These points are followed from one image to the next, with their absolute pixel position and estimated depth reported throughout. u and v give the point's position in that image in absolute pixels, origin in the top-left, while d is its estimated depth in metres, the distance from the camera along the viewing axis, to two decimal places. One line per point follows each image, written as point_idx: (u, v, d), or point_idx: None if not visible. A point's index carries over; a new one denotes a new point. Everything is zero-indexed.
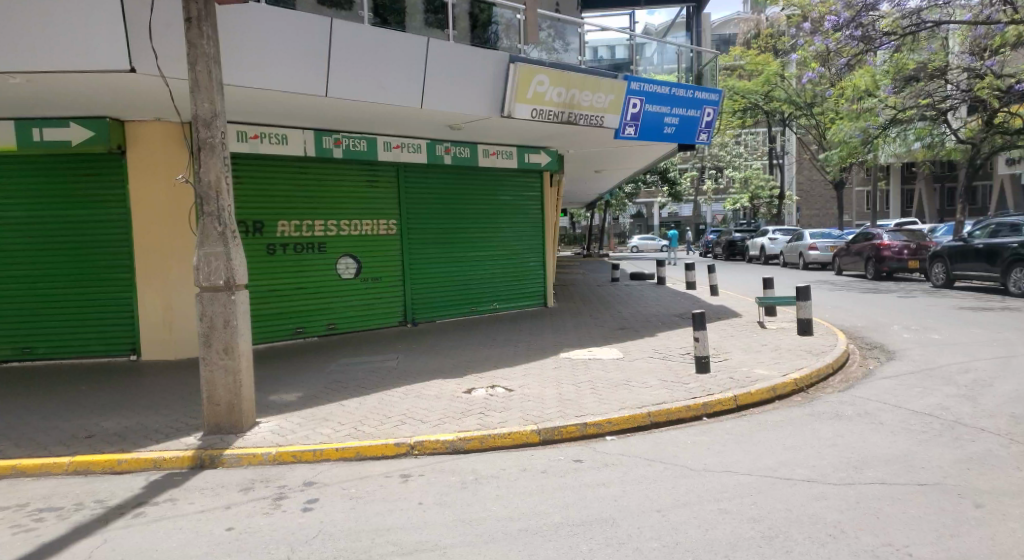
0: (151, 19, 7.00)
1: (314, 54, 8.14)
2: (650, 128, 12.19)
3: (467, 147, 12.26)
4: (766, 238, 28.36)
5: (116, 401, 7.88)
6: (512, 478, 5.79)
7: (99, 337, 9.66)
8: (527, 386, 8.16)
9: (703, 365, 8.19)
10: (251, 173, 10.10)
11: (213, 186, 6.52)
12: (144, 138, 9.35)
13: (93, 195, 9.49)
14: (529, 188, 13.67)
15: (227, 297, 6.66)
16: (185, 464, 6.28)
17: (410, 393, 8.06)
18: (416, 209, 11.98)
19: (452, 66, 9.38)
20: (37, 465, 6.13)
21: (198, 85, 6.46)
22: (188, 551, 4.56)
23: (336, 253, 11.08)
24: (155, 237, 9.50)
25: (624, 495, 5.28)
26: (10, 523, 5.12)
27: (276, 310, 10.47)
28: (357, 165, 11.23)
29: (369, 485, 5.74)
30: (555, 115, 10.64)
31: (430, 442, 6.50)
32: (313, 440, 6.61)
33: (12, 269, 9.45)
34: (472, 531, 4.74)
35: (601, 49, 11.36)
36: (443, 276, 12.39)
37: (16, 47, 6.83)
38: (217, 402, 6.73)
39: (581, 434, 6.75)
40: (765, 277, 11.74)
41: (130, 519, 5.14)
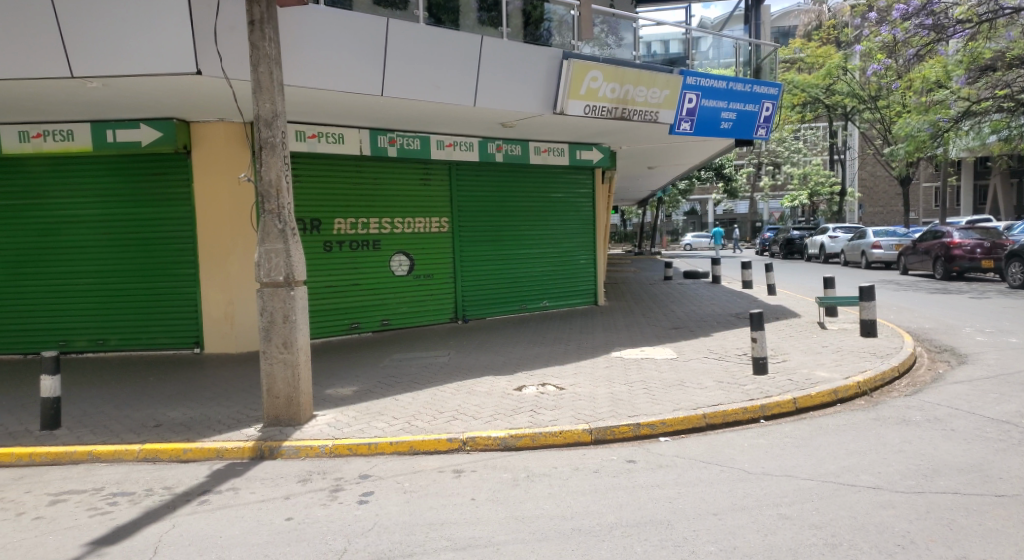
0: (216, 23, 7.21)
1: (370, 54, 8.26)
2: (706, 123, 11.95)
3: (519, 144, 12.28)
4: (826, 236, 27.52)
5: (182, 393, 8.17)
6: (565, 476, 5.77)
7: (165, 331, 10.05)
8: (579, 385, 8.12)
9: (760, 367, 7.99)
10: (309, 172, 10.33)
11: (273, 186, 6.68)
12: (209, 139, 9.68)
13: (161, 195, 9.86)
14: (580, 186, 13.60)
15: (286, 293, 6.83)
16: (246, 455, 6.48)
17: (462, 390, 8.12)
18: (467, 208, 12.06)
19: (504, 64, 9.38)
20: (110, 452, 6.40)
21: (260, 87, 6.63)
22: (250, 539, 4.70)
23: (390, 250, 11.24)
24: (218, 234, 9.82)
25: (680, 497, 5.20)
26: (87, 506, 5.37)
27: (333, 306, 10.67)
28: (411, 164, 11.37)
29: (422, 480, 5.81)
30: (609, 111, 10.54)
31: (482, 438, 6.53)
32: (367, 434, 6.73)
33: (87, 264, 9.92)
34: (526, 528, 4.75)
35: (655, 44, 11.19)
36: (494, 274, 12.45)
37: (92, 52, 7.14)
38: (276, 396, 6.92)
39: (634, 435, 6.69)
40: (826, 277, 11.34)
41: (196, 507, 5.33)
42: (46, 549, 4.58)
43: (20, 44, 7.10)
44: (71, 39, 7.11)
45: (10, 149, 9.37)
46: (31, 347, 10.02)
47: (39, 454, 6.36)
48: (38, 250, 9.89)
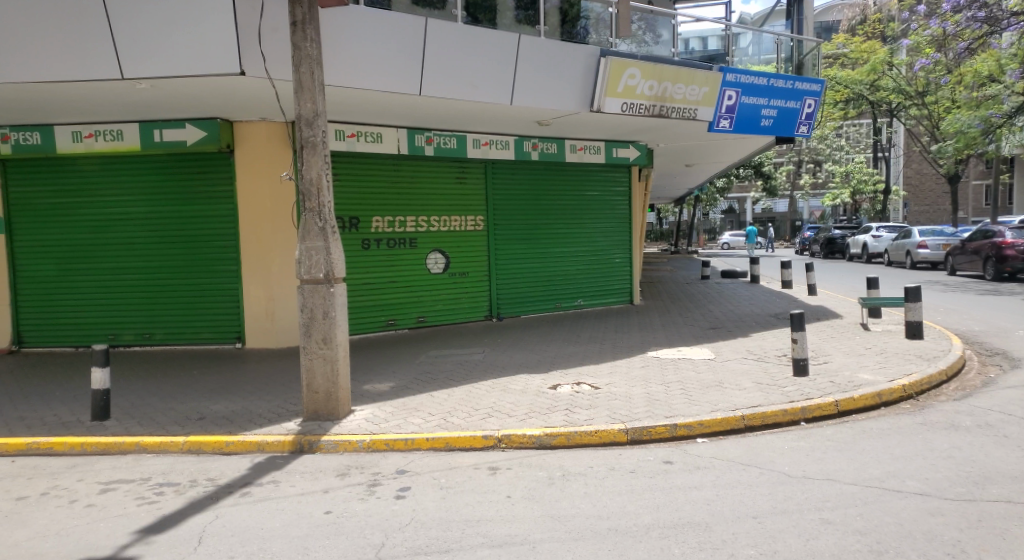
0: (259, 24, 7.35)
1: (408, 54, 8.34)
2: (746, 120, 11.79)
3: (555, 142, 12.28)
4: (869, 235, 26.86)
5: (224, 387, 8.36)
6: (601, 476, 5.75)
7: (208, 326, 10.29)
8: (615, 385, 8.08)
9: (801, 368, 7.84)
10: (347, 171, 10.46)
11: (314, 184, 6.79)
12: (251, 138, 9.88)
13: (205, 193, 10.10)
14: (616, 184, 13.52)
15: (326, 290, 6.94)
16: (286, 449, 6.60)
17: (497, 387, 8.15)
18: (503, 206, 12.09)
19: (542, 62, 9.38)
20: (157, 443, 6.58)
21: (302, 86, 6.74)
22: (291, 531, 4.79)
23: (426, 248, 11.33)
24: (259, 232, 10.00)
25: (718, 499, 5.14)
26: (135, 495, 5.53)
27: (370, 303, 10.79)
28: (447, 163, 11.45)
29: (459, 476, 5.85)
30: (646, 109, 10.45)
31: (517, 436, 6.54)
32: (404, 430, 6.80)
33: (134, 260, 10.22)
34: (563, 527, 4.74)
35: (693, 40, 11.05)
36: (530, 272, 12.46)
37: (141, 54, 7.34)
38: (315, 390, 7.04)
39: (671, 435, 6.63)
40: (869, 277, 11.07)
41: (238, 498, 5.45)
42: (98, 536, 4.73)
43: (74, 47, 7.34)
44: (122, 42, 7.31)
45: (64, 148, 9.71)
46: (82, 341, 10.37)
47: (89, 444, 6.56)
48: (89, 247, 10.23)
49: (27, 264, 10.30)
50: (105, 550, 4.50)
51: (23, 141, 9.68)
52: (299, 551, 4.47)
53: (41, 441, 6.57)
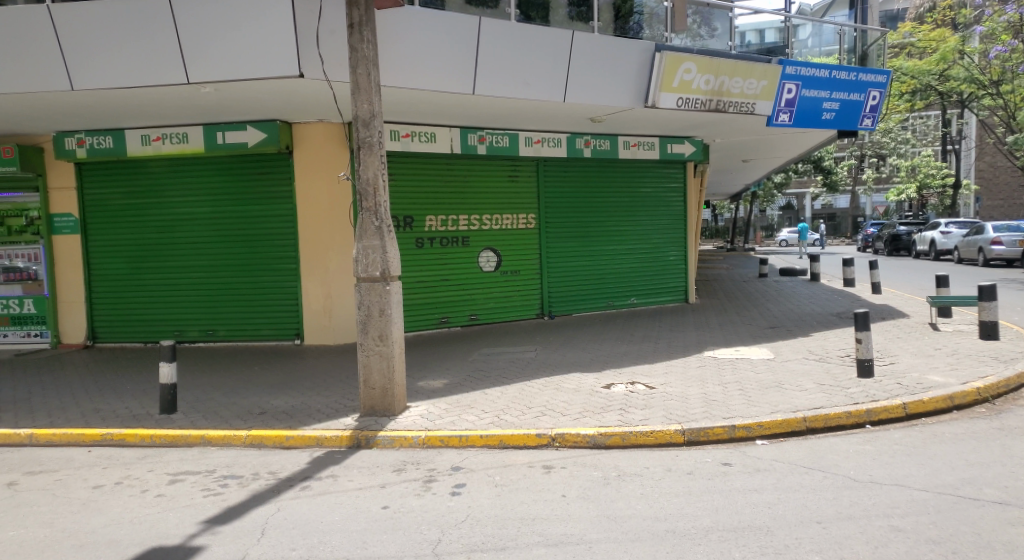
0: (318, 26, 7.49)
1: (463, 53, 8.39)
2: (806, 114, 11.47)
3: (608, 138, 12.18)
4: (937, 231, 25.75)
5: (283, 382, 8.58)
6: (657, 477, 5.66)
7: (269, 323, 10.56)
8: (670, 385, 7.95)
9: (865, 369, 7.57)
10: (401, 170, 10.59)
11: (371, 183, 6.89)
12: (308, 140, 10.11)
13: (266, 194, 10.37)
14: (670, 181, 13.33)
15: (383, 288, 7.04)
16: (344, 443, 6.72)
17: (550, 385, 8.12)
18: (554, 203, 12.06)
19: (595, 59, 9.30)
20: (221, 436, 6.79)
21: (359, 87, 6.84)
22: (350, 525, 4.87)
23: (478, 246, 11.38)
24: (317, 231, 10.23)
25: (780, 502, 5.00)
26: (201, 486, 5.72)
27: (424, 300, 10.91)
28: (499, 162, 11.49)
29: (513, 474, 5.85)
30: (703, 103, 10.26)
31: (571, 435, 6.50)
32: (458, 426, 6.84)
33: (199, 259, 10.57)
34: (619, 528, 4.69)
35: (749, 33, 10.78)
36: (582, 269, 12.39)
37: (205, 58, 7.58)
38: (372, 386, 7.14)
39: (729, 437, 6.50)
40: (939, 274, 10.62)
41: (298, 492, 5.57)
42: (168, 525, 4.90)
43: (143, 53, 7.63)
44: (187, 47, 7.56)
45: (134, 151, 10.09)
46: (151, 337, 10.78)
47: (159, 437, 6.81)
48: (158, 246, 10.63)
49: (101, 263, 10.77)
50: (174, 539, 4.66)
51: (97, 144, 10.11)
52: (358, 545, 4.54)
53: (115, 432, 6.84)
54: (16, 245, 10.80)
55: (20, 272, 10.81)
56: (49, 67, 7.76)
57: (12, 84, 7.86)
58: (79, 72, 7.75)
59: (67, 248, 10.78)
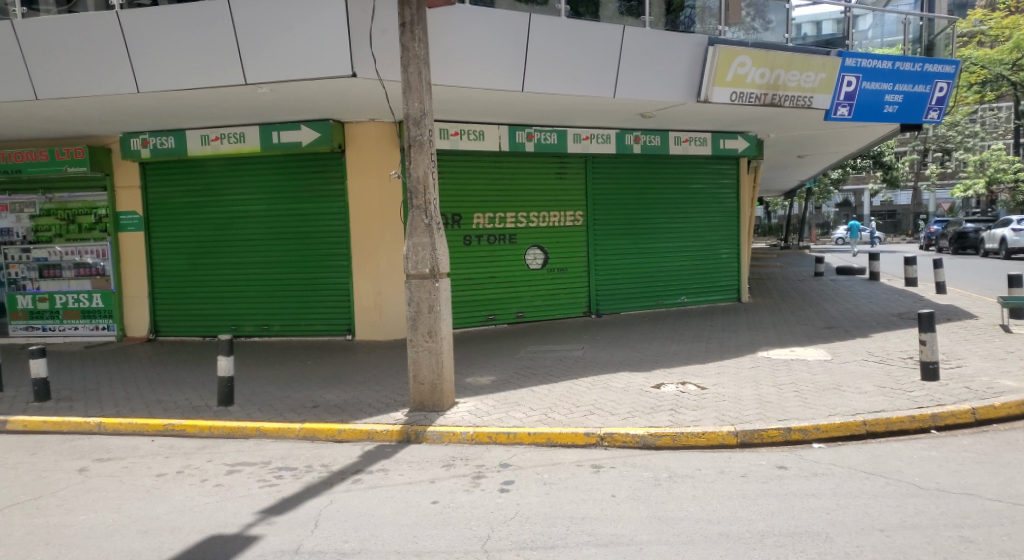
0: (371, 26, 7.59)
1: (513, 51, 8.38)
2: (867, 107, 11.12)
3: (658, 134, 11.99)
4: (1008, 229, 24.59)
5: (335, 377, 8.73)
6: (709, 479, 5.55)
7: (322, 318, 10.77)
8: (722, 385, 7.79)
9: (930, 372, 7.28)
10: (450, 169, 10.68)
11: (421, 181, 6.94)
12: (360, 138, 10.28)
13: (318, 192, 10.57)
14: (722, 177, 13.07)
15: (432, 284, 7.07)
16: (394, 438, 6.80)
17: (598, 384, 8.06)
18: (602, 200, 11.96)
19: (646, 54, 9.18)
20: (275, 428, 6.95)
21: (410, 86, 6.90)
22: (400, 519, 4.92)
23: (526, 244, 11.37)
24: (367, 228, 10.40)
25: (839, 508, 4.84)
26: (258, 477, 5.86)
27: (471, 297, 10.97)
28: (548, 159, 11.47)
29: (561, 473, 5.82)
30: (757, 97, 10.02)
31: (620, 435, 6.43)
32: (506, 423, 6.85)
33: (255, 255, 10.85)
34: (671, 530, 4.61)
35: (805, 25, 10.46)
36: (630, 267, 12.26)
37: (263, 60, 7.76)
38: (422, 382, 7.21)
39: (784, 440, 6.33)
40: (1010, 274, 10.14)
41: (350, 485, 5.66)
42: (226, 514, 5.04)
43: (203, 56, 7.86)
44: (246, 49, 7.76)
45: (194, 151, 10.41)
46: (209, 331, 11.12)
47: (217, 428, 7.01)
48: (216, 243, 10.96)
49: (162, 259, 11.16)
50: (232, 528, 4.79)
51: (159, 145, 10.48)
52: (409, 539, 4.58)
53: (176, 423, 7.08)
54: (85, 242, 11.31)
55: (89, 268, 11.33)
56: (116, 70, 8.06)
57: (82, 87, 8.19)
58: (145, 75, 8.04)
59: (132, 244, 11.21)
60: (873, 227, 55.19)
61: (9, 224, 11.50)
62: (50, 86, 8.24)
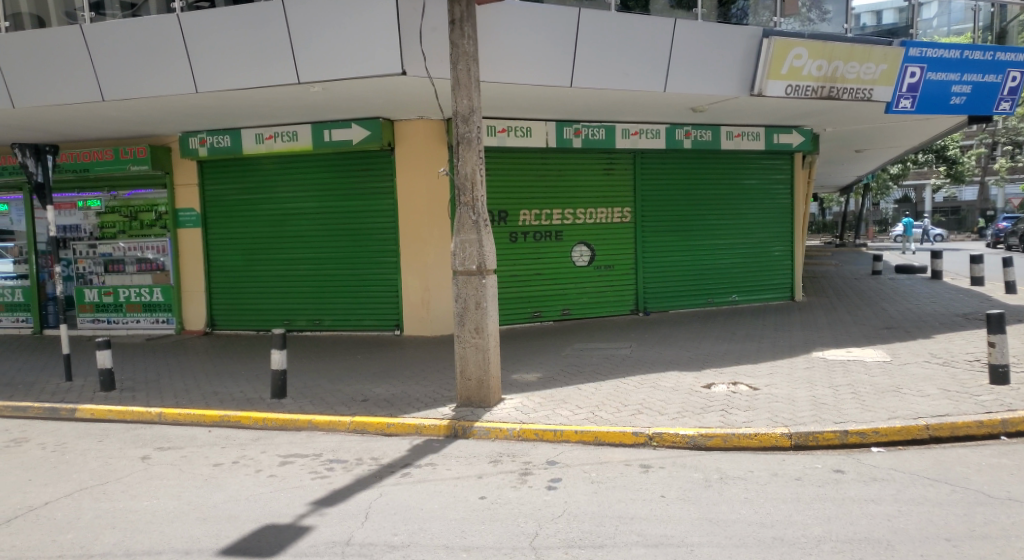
0: (421, 23, 7.64)
1: (561, 47, 8.34)
2: (931, 99, 10.71)
3: (710, 129, 11.75)
4: None
5: (383, 371, 8.84)
6: (762, 482, 5.42)
7: (371, 313, 10.92)
8: (775, 386, 7.61)
9: (1000, 376, 6.96)
10: (496, 166, 10.71)
11: (469, 178, 6.95)
12: (409, 136, 10.40)
13: (368, 189, 10.72)
14: (774, 172, 12.76)
15: (479, 281, 7.08)
16: (442, 433, 6.84)
17: (646, 383, 7.95)
18: (651, 197, 11.82)
19: (698, 47, 9.01)
20: (326, 421, 7.08)
21: (459, 83, 6.92)
22: (449, 514, 4.95)
23: (572, 241, 11.30)
24: (415, 225, 10.51)
25: (900, 515, 4.67)
26: (310, 469, 5.98)
27: (517, 294, 10.97)
28: (595, 154, 11.38)
29: (609, 472, 5.76)
30: (814, 90, 9.73)
31: (669, 434, 6.33)
32: (553, 421, 6.82)
33: (307, 252, 11.07)
34: (723, 532, 4.52)
35: (865, 15, 10.04)
36: (679, 265, 12.07)
37: (315, 60, 7.90)
38: (469, 378, 7.24)
39: (841, 443, 6.13)
40: None
41: (399, 478, 5.72)
42: (280, 504, 5.15)
43: (259, 56, 8.05)
44: (299, 49, 7.91)
45: (248, 150, 10.67)
46: (263, 325, 11.40)
47: (270, 420, 7.17)
48: (269, 239, 11.21)
49: (218, 255, 11.48)
50: (285, 518, 4.89)
51: (216, 144, 10.78)
52: (457, 534, 4.59)
53: (231, 414, 7.28)
54: (146, 238, 11.73)
55: (150, 263, 11.74)
56: (177, 72, 8.33)
57: (144, 89, 8.49)
58: (203, 75, 8.27)
59: (190, 239, 11.56)
60: (936, 223, 52.98)
61: (77, 221, 12.01)
62: (115, 88, 8.55)
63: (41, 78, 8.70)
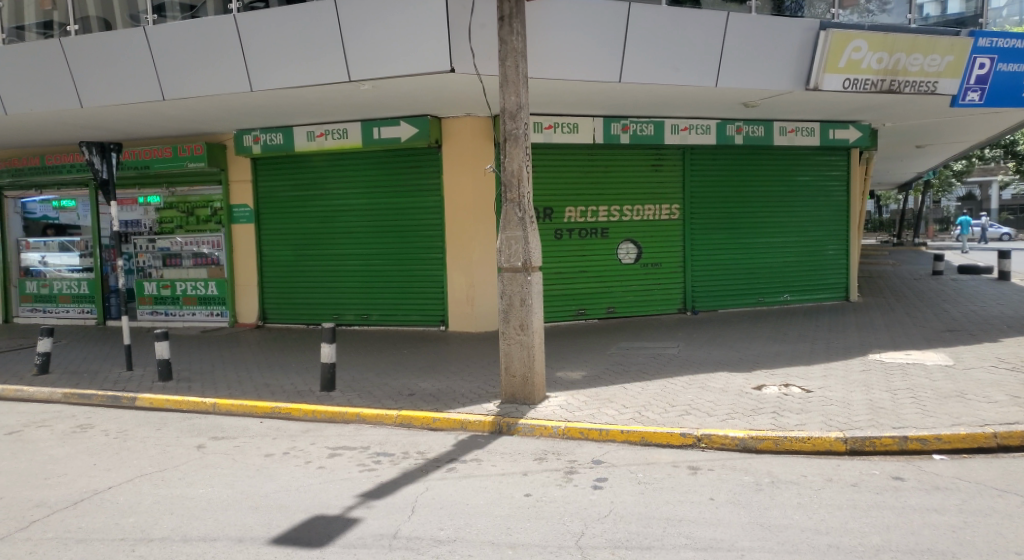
0: (470, 20, 7.65)
1: (611, 42, 8.24)
2: (1001, 92, 10.26)
3: (762, 124, 11.48)
4: None
5: (429, 366, 8.91)
6: (816, 487, 5.25)
7: (418, 309, 11.01)
8: (829, 388, 7.38)
9: None
10: (543, 163, 10.67)
11: (515, 175, 6.91)
12: (456, 133, 10.46)
13: (416, 186, 10.81)
14: (829, 168, 12.39)
15: (524, 278, 7.06)
16: (486, 429, 6.85)
17: (694, 384, 7.81)
18: (700, 194, 11.61)
19: (751, 41, 8.80)
20: (373, 415, 7.16)
21: (507, 80, 6.89)
22: (494, 510, 4.95)
23: (618, 238, 11.19)
24: (462, 222, 10.55)
25: (966, 526, 4.47)
26: (357, 461, 6.05)
27: (562, 291, 10.92)
28: (643, 150, 11.23)
29: (657, 473, 5.67)
30: (873, 84, 9.41)
31: (718, 436, 6.20)
32: (599, 420, 6.75)
33: (356, 248, 11.23)
34: (775, 538, 4.39)
35: (929, 4, 9.63)
36: (728, 263, 11.83)
37: (366, 58, 7.98)
38: (514, 375, 7.23)
39: (900, 449, 5.91)
40: None
41: (445, 473, 5.74)
42: (329, 495, 5.23)
43: (311, 55, 8.19)
44: (350, 47, 8.01)
45: (300, 147, 10.88)
46: (313, 319, 11.62)
47: (319, 412, 7.29)
48: (319, 235, 11.42)
49: (270, 250, 11.74)
50: (334, 510, 4.96)
51: (269, 141, 11.02)
52: (503, 531, 4.58)
53: (282, 406, 7.43)
54: (202, 233, 12.08)
55: (205, 258, 12.10)
56: (232, 70, 8.54)
57: (201, 88, 8.73)
58: (257, 74, 8.45)
59: (243, 235, 11.84)
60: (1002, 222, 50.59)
61: (137, 216, 12.46)
62: (174, 87, 8.81)
63: (105, 79, 9.03)
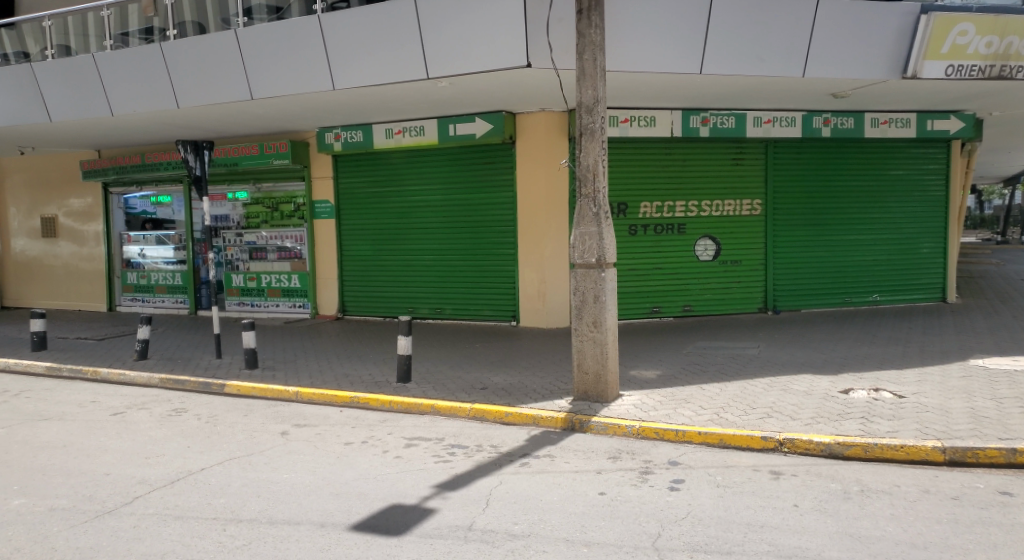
0: (548, 15, 7.60)
1: (692, 32, 8.02)
2: None
3: (852, 116, 10.95)
4: None
5: (501, 361, 8.94)
6: (911, 498, 4.95)
7: (490, 304, 11.07)
8: (925, 394, 6.95)
9: None
10: (619, 157, 10.53)
11: (591, 169, 6.82)
12: (531, 129, 10.45)
13: (490, 182, 10.86)
14: (926, 161, 11.67)
15: (598, 275, 6.97)
16: (559, 425, 6.80)
17: (776, 386, 7.51)
18: (783, 189, 11.17)
19: (842, 28, 8.37)
20: (447, 407, 7.24)
21: (584, 73, 6.81)
22: (569, 507, 4.90)
23: (696, 234, 10.91)
24: (535, 218, 10.54)
25: None
26: (433, 452, 6.12)
27: (636, 288, 10.76)
28: (723, 143, 10.90)
29: (737, 476, 5.48)
30: (980, 70, 8.79)
31: (802, 441, 5.93)
32: (675, 420, 6.59)
33: (431, 243, 11.39)
34: (866, 550, 4.16)
35: None
36: (813, 261, 11.35)
37: (444, 54, 8.06)
38: (586, 371, 7.15)
39: (1007, 462, 5.50)
40: None
41: (518, 467, 5.73)
42: (406, 485, 5.31)
43: (391, 53, 8.34)
44: (429, 44, 8.11)
45: (378, 144, 11.13)
46: (389, 312, 11.88)
47: (396, 403, 7.44)
48: (396, 230, 11.65)
49: (349, 244, 12.07)
50: (411, 499, 5.03)
51: (349, 139, 11.32)
52: (578, 528, 4.54)
53: (360, 396, 7.61)
54: (285, 228, 12.54)
55: (288, 252, 12.56)
56: (315, 70, 8.80)
57: (287, 87, 9.04)
58: (339, 73, 8.68)
59: (324, 230, 12.21)
60: None
61: (226, 212, 13.07)
62: (261, 87, 9.16)
63: (199, 81, 9.49)
